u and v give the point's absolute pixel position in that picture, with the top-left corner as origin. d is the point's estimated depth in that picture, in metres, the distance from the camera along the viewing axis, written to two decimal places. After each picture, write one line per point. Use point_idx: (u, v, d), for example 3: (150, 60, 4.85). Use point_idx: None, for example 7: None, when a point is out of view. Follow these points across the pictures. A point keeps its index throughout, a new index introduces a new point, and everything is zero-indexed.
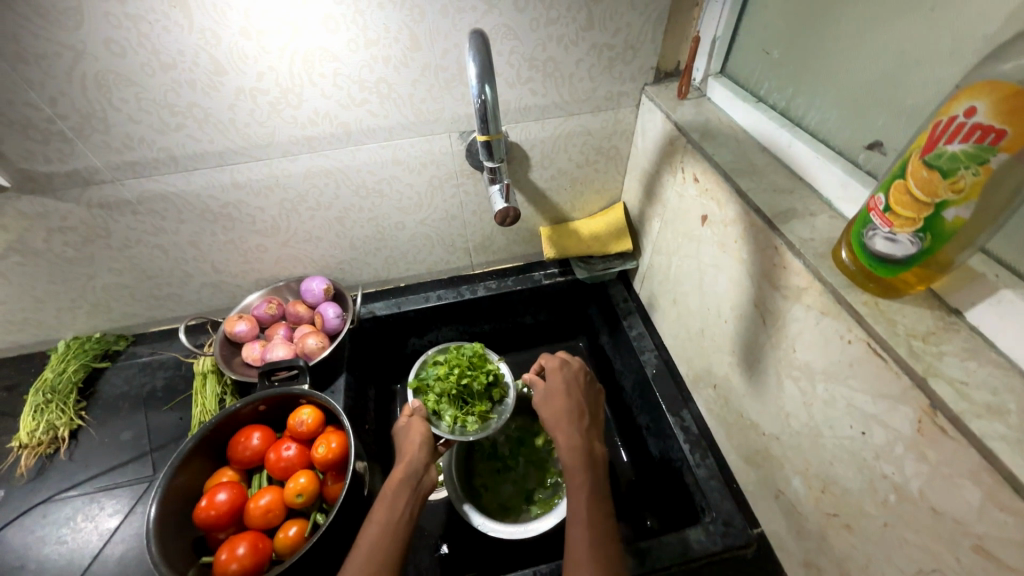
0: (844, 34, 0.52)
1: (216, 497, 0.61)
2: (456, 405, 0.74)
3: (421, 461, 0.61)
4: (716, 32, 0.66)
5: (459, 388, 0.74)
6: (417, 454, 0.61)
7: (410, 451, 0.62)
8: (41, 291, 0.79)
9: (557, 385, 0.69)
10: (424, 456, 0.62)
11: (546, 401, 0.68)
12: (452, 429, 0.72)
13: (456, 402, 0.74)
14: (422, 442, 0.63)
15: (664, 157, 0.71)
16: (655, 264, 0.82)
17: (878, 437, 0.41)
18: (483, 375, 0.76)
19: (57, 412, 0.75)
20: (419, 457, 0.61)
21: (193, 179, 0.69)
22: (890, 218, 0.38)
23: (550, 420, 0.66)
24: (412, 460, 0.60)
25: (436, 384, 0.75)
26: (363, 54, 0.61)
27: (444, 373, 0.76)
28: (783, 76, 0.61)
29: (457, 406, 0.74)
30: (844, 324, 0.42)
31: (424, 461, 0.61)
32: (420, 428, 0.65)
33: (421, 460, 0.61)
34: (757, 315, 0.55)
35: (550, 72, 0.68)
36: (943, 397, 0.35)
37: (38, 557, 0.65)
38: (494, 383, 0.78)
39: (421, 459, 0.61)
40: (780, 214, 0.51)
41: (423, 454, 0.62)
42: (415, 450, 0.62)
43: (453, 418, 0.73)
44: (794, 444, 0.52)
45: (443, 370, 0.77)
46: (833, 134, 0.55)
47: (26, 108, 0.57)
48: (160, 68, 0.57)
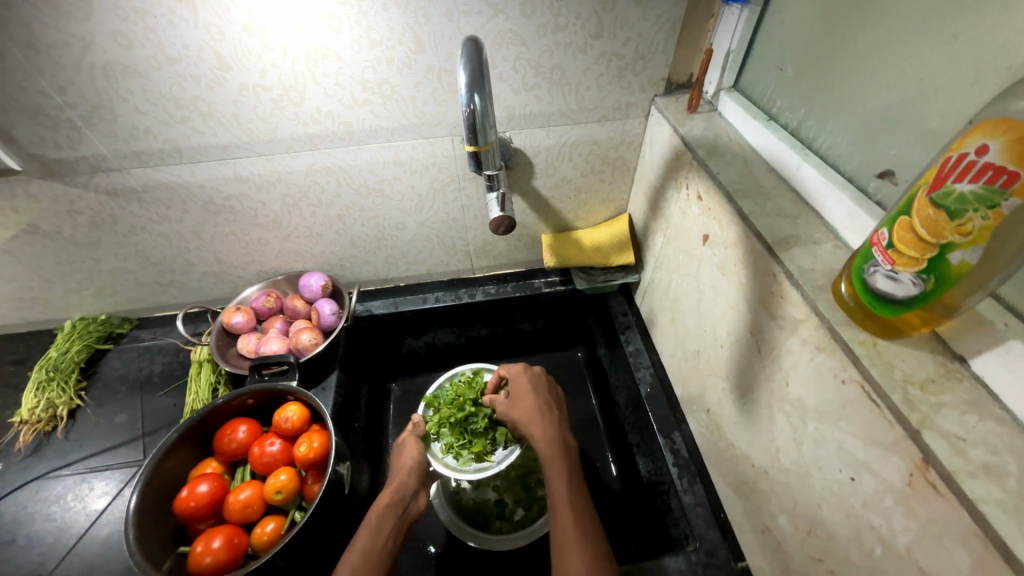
0: (862, 54, 0.49)
1: (197, 487, 0.61)
2: (455, 435, 0.72)
3: (410, 487, 0.63)
4: (730, 44, 0.63)
5: (462, 419, 0.73)
6: (406, 479, 0.63)
7: (401, 475, 0.64)
8: (50, 272, 0.81)
9: (523, 388, 0.69)
10: (413, 482, 0.64)
11: (512, 404, 0.67)
12: (444, 456, 0.72)
13: (457, 432, 0.73)
14: (412, 467, 0.65)
15: (670, 171, 0.69)
16: (656, 279, 0.80)
17: (867, 485, 0.39)
18: (490, 413, 0.73)
19: (58, 391, 0.77)
20: (408, 482, 0.63)
21: (197, 171, 0.70)
22: (891, 255, 0.36)
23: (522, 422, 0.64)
24: (401, 486, 0.63)
25: (443, 407, 0.75)
26: (366, 55, 0.61)
27: (454, 398, 0.75)
28: (797, 94, 0.58)
29: (456, 436, 0.73)
30: (839, 362, 0.40)
31: (412, 488, 0.63)
32: (411, 452, 0.67)
33: (410, 486, 0.63)
34: (752, 343, 0.53)
35: (556, 79, 0.67)
36: (937, 452, 0.33)
37: (27, 533, 0.66)
38: (501, 422, 0.73)
39: (410, 485, 0.63)
40: (781, 241, 0.49)
41: (412, 480, 0.64)
42: (404, 475, 0.64)
43: (448, 445, 0.72)
44: (783, 481, 0.50)
45: (453, 395, 0.76)
46: (844, 159, 0.52)
47: (37, 96, 0.59)
48: (166, 61, 0.58)
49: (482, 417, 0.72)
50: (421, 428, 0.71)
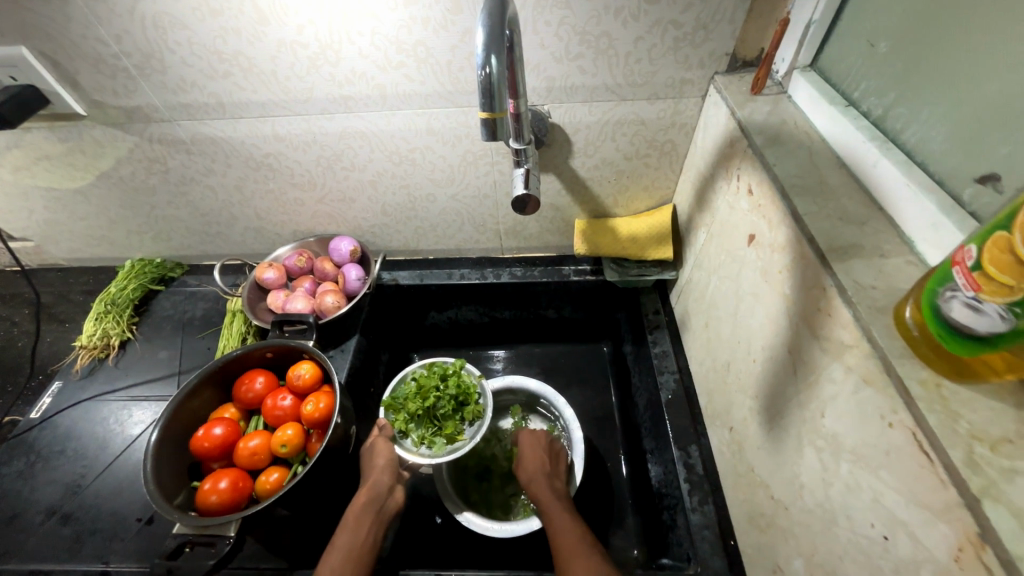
0: (980, 27, 0.40)
1: (212, 430, 0.65)
2: (425, 425, 0.72)
3: (384, 484, 0.62)
4: (813, 14, 0.54)
5: (429, 408, 0.72)
6: (380, 477, 0.63)
7: (374, 474, 0.63)
8: (114, 214, 0.88)
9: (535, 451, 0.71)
10: (388, 478, 0.63)
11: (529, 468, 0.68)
12: (419, 449, 0.70)
13: (425, 422, 0.73)
14: (385, 465, 0.64)
15: (722, 160, 0.61)
16: (694, 279, 0.73)
17: (903, 549, 0.32)
18: (455, 395, 0.73)
19: (112, 323, 0.84)
20: (383, 479, 0.63)
21: (238, 127, 0.72)
22: (978, 279, 0.29)
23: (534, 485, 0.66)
24: (376, 483, 0.62)
25: (406, 403, 0.73)
26: (402, 13, 0.58)
27: (415, 392, 0.74)
28: (887, 77, 0.49)
29: (426, 426, 0.72)
30: (889, 402, 0.33)
31: (387, 484, 0.62)
32: (383, 452, 0.66)
33: (385, 482, 0.63)
34: (789, 362, 0.46)
35: (603, 49, 0.60)
36: (999, 529, 0.26)
37: (75, 445, 0.74)
38: (466, 402, 0.74)
39: (385, 482, 0.63)
40: (839, 249, 0.41)
41: (386, 477, 0.63)
42: (378, 472, 0.63)
43: (420, 437, 0.71)
44: (803, 522, 0.44)
45: (414, 389, 0.75)
46: (935, 158, 0.43)
47: (97, 43, 0.62)
48: (210, 13, 0.58)
49: (448, 401, 0.73)
50: (388, 429, 0.69)
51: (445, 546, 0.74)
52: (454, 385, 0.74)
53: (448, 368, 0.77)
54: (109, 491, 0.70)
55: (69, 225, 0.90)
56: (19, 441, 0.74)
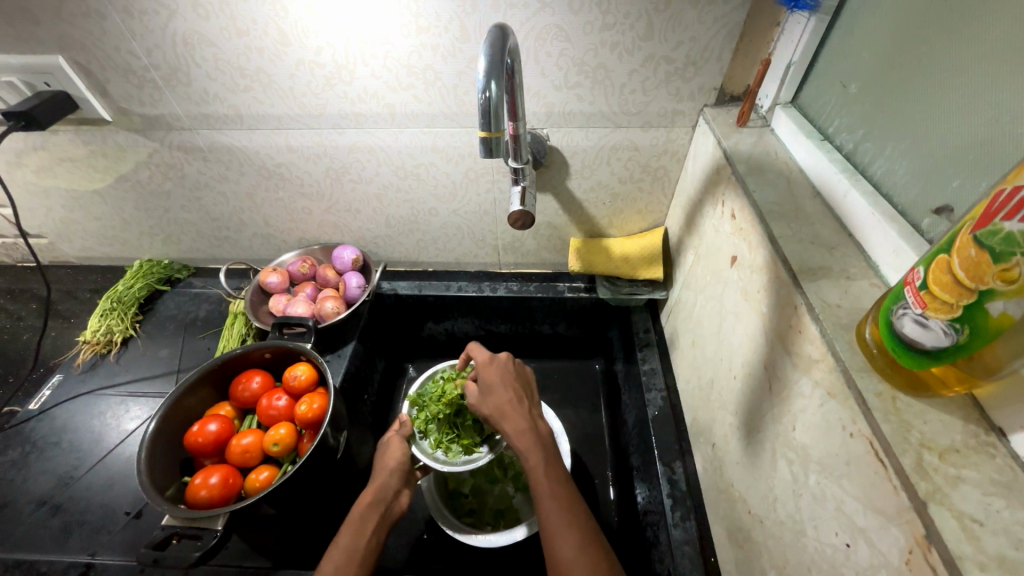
0: (935, 75, 0.44)
1: (206, 426, 0.66)
2: (444, 430, 0.73)
3: (392, 487, 0.62)
4: (792, 56, 0.58)
5: (451, 414, 0.74)
6: (388, 479, 0.63)
7: (383, 475, 0.63)
8: (128, 215, 0.91)
9: (491, 379, 0.66)
10: (396, 481, 0.63)
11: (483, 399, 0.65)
12: (434, 452, 0.72)
13: (445, 427, 0.74)
14: (395, 468, 0.64)
15: (709, 186, 0.64)
16: (683, 299, 0.75)
17: (862, 556, 0.34)
18: None
19: (117, 320, 0.86)
20: (391, 482, 0.63)
21: (254, 137, 0.76)
22: (924, 298, 0.32)
23: (494, 414, 0.63)
24: (383, 484, 0.62)
25: (430, 404, 0.74)
26: (414, 40, 0.63)
27: (440, 394, 0.75)
28: (857, 114, 0.53)
29: (444, 431, 0.74)
30: (849, 413, 0.35)
31: (394, 487, 0.63)
32: (396, 453, 0.66)
33: (393, 485, 0.63)
34: (765, 378, 0.48)
35: (600, 80, 0.65)
36: (942, 529, 0.28)
37: (70, 438, 0.75)
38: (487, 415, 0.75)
39: (392, 485, 0.63)
40: (809, 270, 0.44)
41: (394, 480, 0.63)
42: (388, 474, 0.63)
43: (437, 441, 0.73)
44: (776, 535, 0.45)
45: (439, 390, 0.76)
46: (898, 190, 0.47)
47: (129, 56, 0.66)
48: (236, 33, 0.63)
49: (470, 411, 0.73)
50: (406, 428, 0.71)
51: (432, 555, 0.74)
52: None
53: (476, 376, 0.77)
54: (101, 484, 0.71)
55: (83, 223, 0.93)
56: (15, 431, 0.75)
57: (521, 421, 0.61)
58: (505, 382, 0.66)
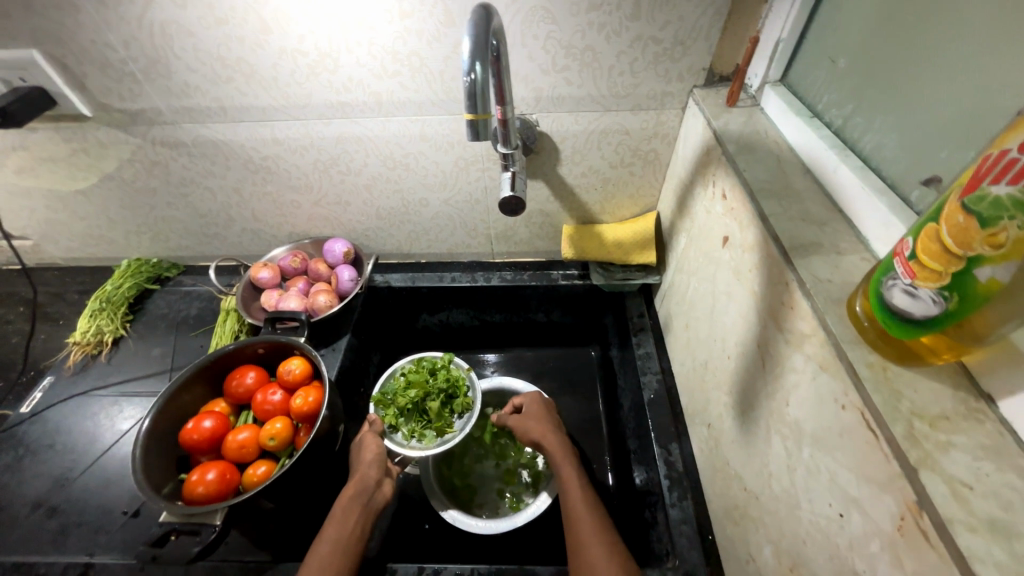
0: (922, 46, 0.43)
1: (202, 422, 0.66)
2: (415, 419, 0.73)
3: (372, 477, 0.62)
4: (781, 33, 0.58)
5: (418, 402, 0.74)
6: (367, 471, 0.62)
7: (361, 468, 0.63)
8: (114, 214, 0.90)
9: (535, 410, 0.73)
10: (375, 472, 0.63)
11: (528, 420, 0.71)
12: (409, 442, 0.72)
13: (415, 416, 0.74)
14: (374, 459, 0.64)
15: (699, 167, 0.64)
16: (675, 282, 0.76)
17: (856, 525, 0.34)
18: (445, 389, 0.75)
19: (107, 320, 0.85)
20: (370, 473, 0.62)
21: (238, 130, 0.75)
22: (913, 267, 0.32)
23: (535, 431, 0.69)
24: (363, 476, 0.62)
25: (396, 398, 0.74)
26: (397, 25, 0.62)
27: (404, 387, 0.75)
28: (846, 90, 0.53)
29: (415, 420, 0.74)
30: (841, 386, 0.36)
31: (375, 478, 0.62)
32: (371, 446, 0.66)
33: (372, 476, 0.62)
34: (758, 356, 0.48)
35: (588, 62, 0.64)
36: (934, 496, 0.28)
37: (64, 439, 0.74)
38: (456, 395, 0.76)
39: (372, 476, 0.62)
40: (800, 247, 0.44)
41: (374, 471, 0.63)
42: (366, 466, 0.63)
43: (410, 430, 0.73)
44: (771, 510, 0.45)
45: (402, 383, 0.76)
46: (887, 164, 0.47)
47: (105, 48, 0.65)
48: (216, 22, 0.62)
49: (438, 395, 0.74)
50: (378, 425, 0.70)
51: (434, 545, 0.74)
52: (443, 379, 0.75)
53: (437, 363, 0.79)
54: (96, 484, 0.70)
55: (68, 224, 0.92)
56: (8, 435, 0.75)
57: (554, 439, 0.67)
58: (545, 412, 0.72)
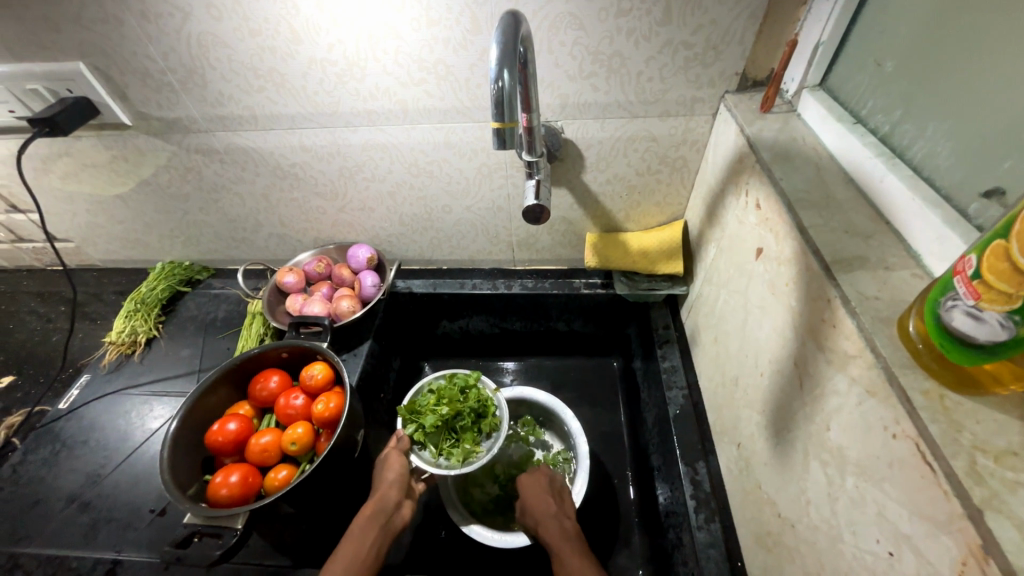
0: (982, 46, 0.41)
1: (227, 425, 0.67)
2: (442, 437, 0.72)
3: (393, 498, 0.61)
4: (821, 35, 0.55)
5: (448, 419, 0.72)
6: (388, 491, 0.61)
7: (383, 487, 0.62)
8: (149, 218, 0.93)
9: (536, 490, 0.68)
10: (396, 493, 0.62)
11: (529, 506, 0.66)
12: (436, 459, 0.71)
13: (443, 434, 0.73)
14: (396, 479, 0.63)
15: (731, 175, 0.62)
16: (704, 293, 0.73)
17: (908, 565, 0.31)
18: (475, 409, 0.74)
19: (141, 321, 0.88)
20: (390, 495, 0.61)
21: (268, 138, 0.76)
22: (978, 288, 0.30)
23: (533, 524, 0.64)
24: (383, 496, 0.61)
25: (425, 413, 0.72)
26: (424, 33, 0.62)
27: (434, 402, 0.74)
28: (893, 94, 0.50)
29: (443, 438, 0.72)
30: (891, 412, 0.33)
31: (395, 499, 0.61)
32: (395, 465, 0.65)
33: (393, 497, 0.61)
34: (794, 375, 0.46)
35: (615, 68, 0.63)
36: (1003, 541, 0.26)
37: (98, 436, 0.77)
38: (484, 415, 0.75)
39: (392, 497, 0.61)
40: (843, 261, 0.42)
41: (395, 492, 0.62)
42: (387, 486, 0.62)
43: (438, 448, 0.72)
44: (809, 540, 0.42)
45: (432, 399, 0.75)
46: (940, 173, 0.44)
47: (145, 60, 0.67)
48: (249, 33, 0.63)
49: (468, 414, 0.73)
50: (405, 442, 0.69)
51: (448, 554, 0.74)
52: (474, 399, 0.74)
53: (469, 380, 0.77)
54: (126, 481, 0.72)
55: (107, 227, 0.96)
56: (46, 430, 0.78)
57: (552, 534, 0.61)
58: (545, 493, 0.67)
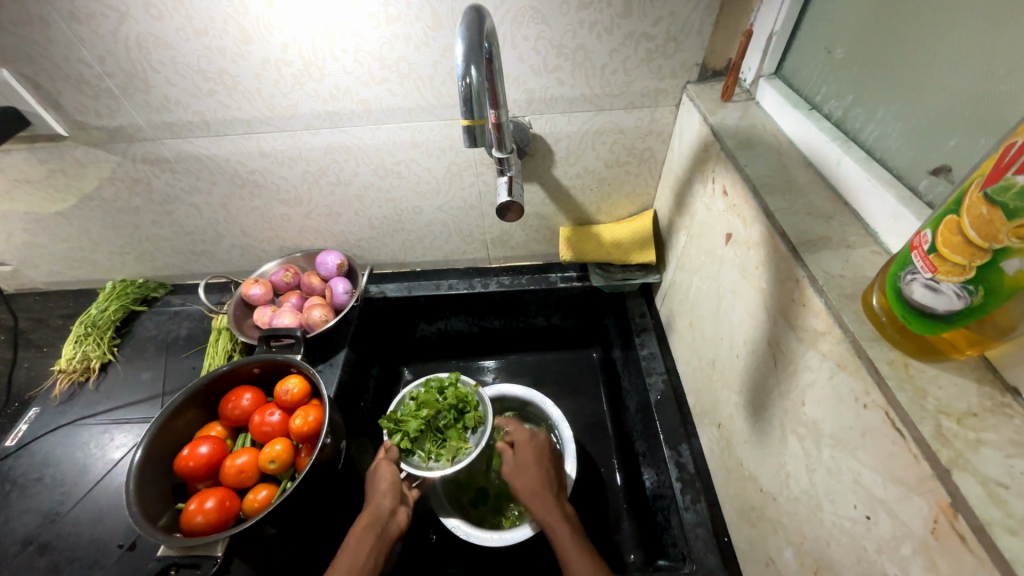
0: (923, 32, 0.43)
1: (197, 449, 0.63)
2: (430, 439, 0.71)
3: (386, 508, 0.60)
4: (774, 25, 0.57)
5: (431, 421, 0.71)
6: (381, 500, 0.60)
7: (376, 497, 0.61)
8: (96, 235, 0.87)
9: (527, 456, 0.67)
10: (390, 501, 0.61)
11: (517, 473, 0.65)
12: (427, 463, 0.69)
13: (430, 436, 0.71)
14: (388, 488, 0.62)
15: (697, 164, 0.63)
16: (677, 280, 0.75)
17: (884, 527, 0.33)
18: (454, 405, 0.73)
19: (93, 345, 0.82)
20: (384, 504, 0.60)
21: (223, 144, 0.72)
22: (934, 261, 0.31)
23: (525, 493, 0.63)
24: (376, 507, 0.59)
25: (406, 420, 0.71)
26: (384, 31, 0.60)
27: (414, 409, 0.72)
28: (844, 80, 0.52)
29: (430, 441, 0.71)
30: (861, 384, 0.35)
31: (388, 507, 0.60)
32: (386, 474, 0.64)
33: (387, 506, 0.60)
34: (768, 354, 0.47)
35: (580, 62, 0.63)
36: (968, 497, 0.28)
37: (53, 473, 0.71)
38: (465, 410, 0.74)
39: (386, 506, 0.60)
40: (808, 242, 0.43)
41: (389, 500, 0.60)
42: (379, 496, 0.61)
43: (427, 452, 0.70)
44: (791, 511, 0.44)
45: (412, 406, 0.73)
46: (890, 154, 0.46)
47: (79, 64, 0.62)
48: (195, 33, 0.59)
49: (448, 412, 0.72)
50: (394, 452, 0.68)
51: (442, 558, 0.73)
52: (452, 395, 0.73)
53: (444, 380, 0.76)
54: (89, 518, 0.67)
55: (47, 247, 0.88)
56: None
57: (551, 506, 0.61)
58: (542, 460, 0.67)
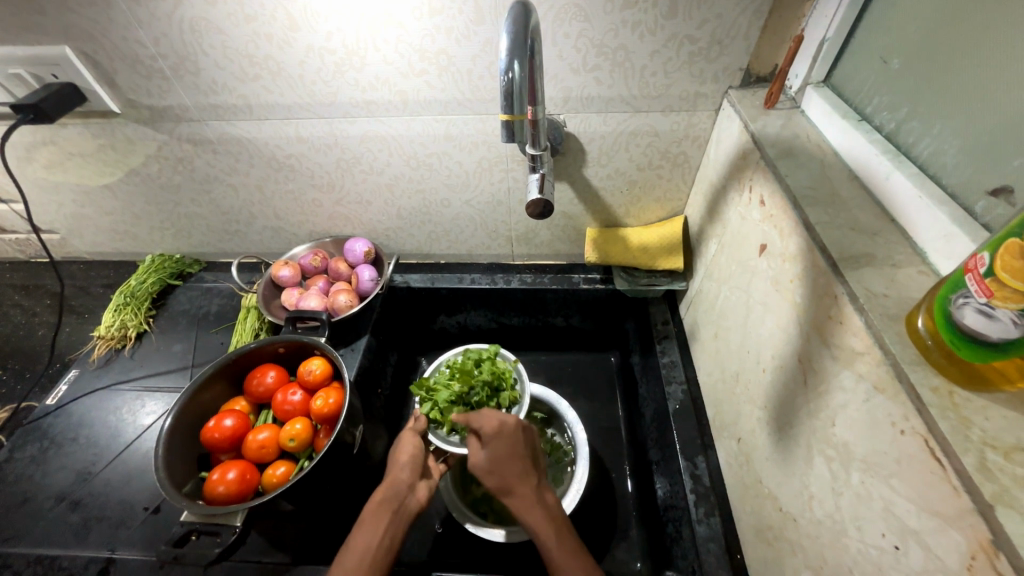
0: (991, 45, 0.41)
1: (223, 421, 0.65)
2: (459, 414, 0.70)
3: (404, 481, 0.60)
4: (826, 31, 0.55)
5: (463, 395, 0.71)
6: (399, 474, 0.61)
7: (394, 471, 0.61)
8: (138, 210, 0.91)
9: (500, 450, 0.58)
10: (408, 475, 0.61)
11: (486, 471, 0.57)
12: (454, 437, 0.69)
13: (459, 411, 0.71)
14: (407, 462, 0.62)
15: (734, 172, 0.62)
16: (705, 289, 0.73)
17: (915, 559, 0.32)
18: (489, 381, 0.72)
19: (130, 315, 0.86)
20: (402, 478, 0.61)
21: (264, 128, 0.74)
22: (990, 286, 0.30)
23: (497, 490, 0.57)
24: (395, 480, 0.60)
25: (439, 390, 0.71)
26: (426, 23, 0.61)
27: (447, 379, 0.73)
28: (900, 91, 0.50)
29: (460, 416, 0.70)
30: (900, 409, 0.34)
31: (407, 482, 0.60)
32: (407, 447, 0.64)
33: (404, 480, 0.61)
34: (798, 371, 0.46)
35: (619, 62, 0.62)
36: (1013, 536, 0.26)
37: (87, 434, 0.75)
38: (501, 388, 0.73)
39: (404, 479, 0.61)
40: (850, 258, 0.42)
41: (407, 474, 0.61)
42: (399, 469, 0.62)
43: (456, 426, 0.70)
44: (812, 534, 0.43)
45: (446, 377, 0.73)
46: (945, 171, 0.44)
47: (135, 45, 0.65)
48: (245, 19, 0.61)
49: (483, 388, 0.71)
50: (422, 422, 0.68)
51: (449, 549, 0.74)
52: (488, 370, 0.73)
53: (483, 354, 0.77)
54: (118, 479, 0.71)
55: (94, 218, 0.93)
56: (33, 428, 0.75)
57: (530, 508, 0.55)
58: (516, 450, 0.59)
